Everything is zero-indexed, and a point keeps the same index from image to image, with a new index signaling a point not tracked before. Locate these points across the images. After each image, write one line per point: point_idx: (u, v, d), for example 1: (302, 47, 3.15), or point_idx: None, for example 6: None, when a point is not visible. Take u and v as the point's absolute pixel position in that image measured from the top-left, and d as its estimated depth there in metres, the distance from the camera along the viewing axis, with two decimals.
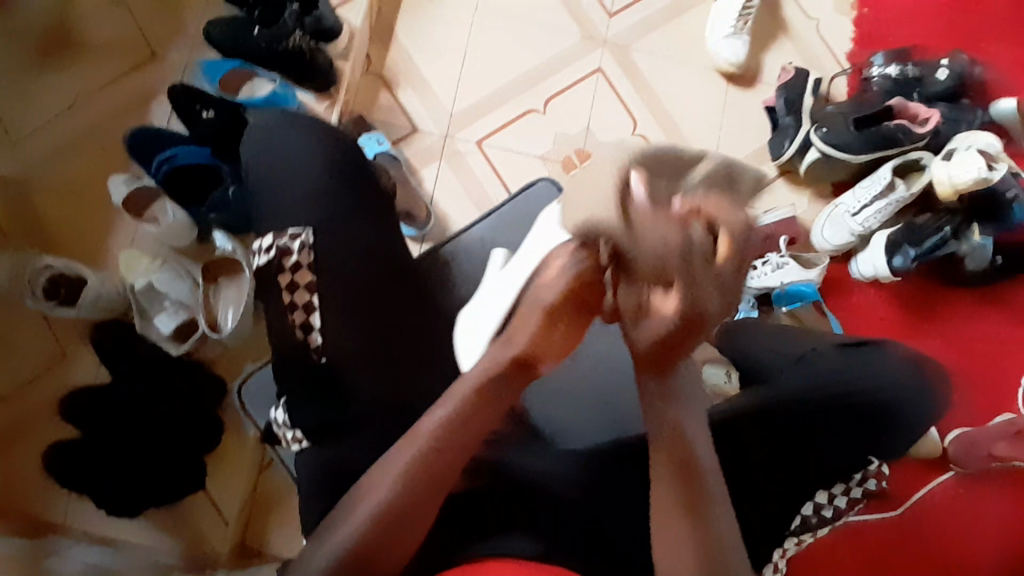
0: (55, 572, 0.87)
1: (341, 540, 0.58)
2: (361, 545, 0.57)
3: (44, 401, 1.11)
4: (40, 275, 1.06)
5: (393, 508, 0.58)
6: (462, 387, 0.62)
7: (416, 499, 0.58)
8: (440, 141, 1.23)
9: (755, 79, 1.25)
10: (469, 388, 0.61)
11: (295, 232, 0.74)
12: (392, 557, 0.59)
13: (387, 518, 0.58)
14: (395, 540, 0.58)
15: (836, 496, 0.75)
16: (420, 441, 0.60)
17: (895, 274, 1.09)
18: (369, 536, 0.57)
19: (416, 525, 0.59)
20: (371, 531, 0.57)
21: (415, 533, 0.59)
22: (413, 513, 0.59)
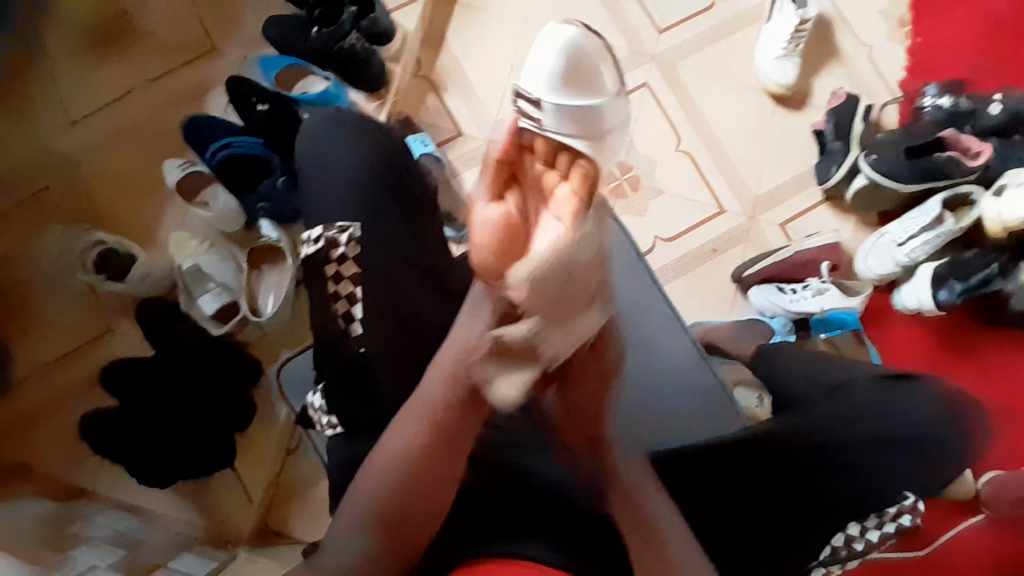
0: (85, 538, 0.91)
1: (357, 515, 0.61)
2: (384, 505, 0.60)
3: (87, 371, 1.15)
4: (93, 251, 1.11)
5: (400, 487, 0.60)
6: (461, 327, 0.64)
7: (443, 462, 0.62)
8: (483, 146, 1.25)
9: (803, 102, 1.24)
10: (478, 332, 0.63)
11: (343, 226, 0.77)
12: (417, 521, 0.62)
13: (397, 499, 0.60)
14: (411, 518, 0.61)
15: (869, 529, 0.74)
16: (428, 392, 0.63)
17: (938, 308, 1.07)
18: (392, 496, 0.60)
19: (427, 502, 0.62)
20: (393, 491, 0.60)
21: (430, 513, 0.62)
22: (418, 491, 0.61)
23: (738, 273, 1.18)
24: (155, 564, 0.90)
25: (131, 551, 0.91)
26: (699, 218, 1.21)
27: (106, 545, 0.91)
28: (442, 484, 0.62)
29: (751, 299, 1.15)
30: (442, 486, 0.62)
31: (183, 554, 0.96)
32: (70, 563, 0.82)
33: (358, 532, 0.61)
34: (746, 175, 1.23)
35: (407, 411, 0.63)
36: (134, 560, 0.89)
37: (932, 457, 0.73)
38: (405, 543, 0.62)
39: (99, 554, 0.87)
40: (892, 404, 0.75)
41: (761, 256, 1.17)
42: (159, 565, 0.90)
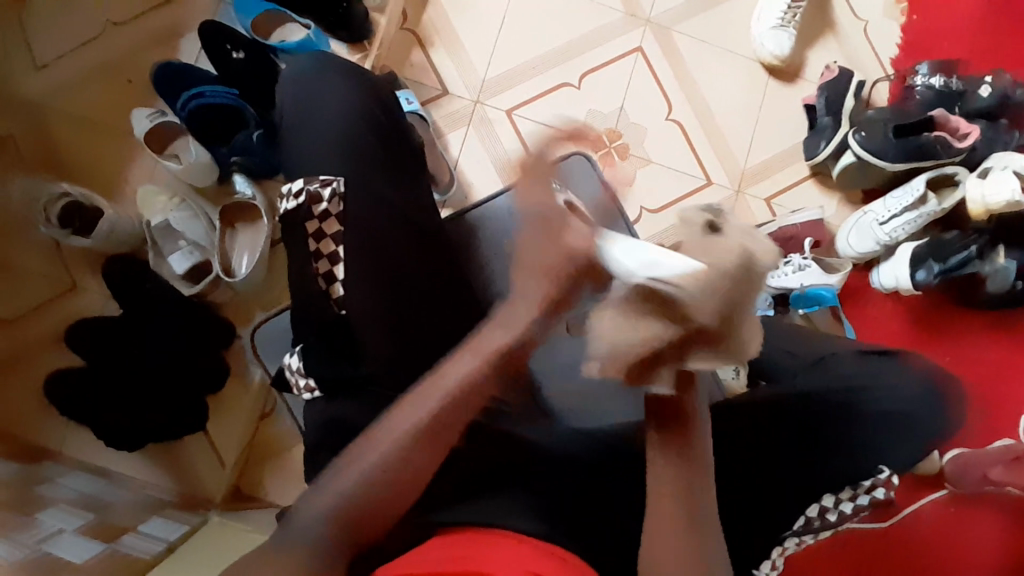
0: (51, 499, 0.90)
1: (340, 491, 0.56)
2: (351, 502, 0.56)
3: (50, 329, 1.10)
4: (58, 203, 1.05)
5: (373, 491, 0.56)
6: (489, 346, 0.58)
7: (416, 464, 0.57)
8: (469, 106, 1.21)
9: (796, 75, 1.22)
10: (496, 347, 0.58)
11: (326, 179, 0.73)
12: (386, 512, 0.57)
13: (383, 480, 0.56)
14: (404, 488, 0.57)
15: (843, 501, 0.73)
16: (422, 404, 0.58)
17: (915, 287, 1.08)
18: (361, 494, 0.56)
19: (411, 487, 0.58)
20: (364, 490, 0.56)
21: (405, 497, 0.58)
22: (418, 458, 0.57)
23: None
24: (124, 528, 0.91)
25: (99, 513, 0.92)
26: (686, 188, 1.20)
27: (72, 507, 0.91)
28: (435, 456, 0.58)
29: None
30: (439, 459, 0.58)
31: (153, 517, 0.97)
32: (35, 526, 0.83)
33: (339, 505, 0.56)
34: (736, 148, 1.22)
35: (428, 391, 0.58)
36: (102, 523, 0.90)
37: (907, 432, 0.74)
38: (386, 515, 0.57)
39: (67, 516, 0.88)
40: (870, 381, 0.76)
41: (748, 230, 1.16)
42: (129, 528, 0.91)
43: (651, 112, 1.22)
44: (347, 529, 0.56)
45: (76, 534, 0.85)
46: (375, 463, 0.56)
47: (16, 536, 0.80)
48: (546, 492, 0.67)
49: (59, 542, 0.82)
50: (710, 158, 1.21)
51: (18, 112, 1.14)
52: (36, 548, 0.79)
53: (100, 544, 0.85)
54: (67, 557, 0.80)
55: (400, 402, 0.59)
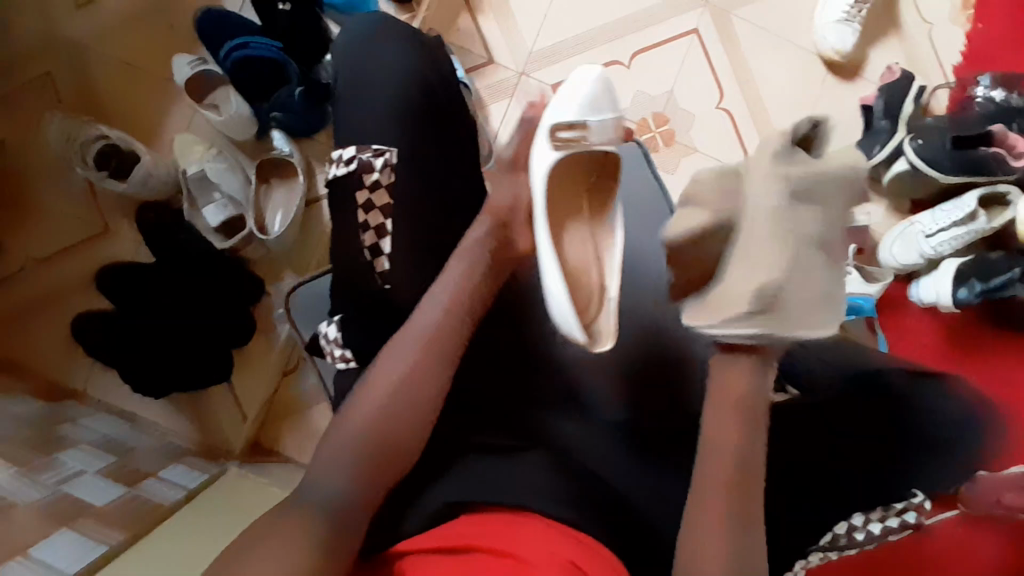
0: (73, 441, 0.93)
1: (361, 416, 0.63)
2: (371, 424, 0.62)
3: (83, 269, 1.12)
4: (94, 145, 1.05)
5: (382, 415, 0.63)
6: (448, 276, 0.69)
7: (417, 375, 0.64)
8: (514, 78, 1.18)
9: (856, 73, 1.17)
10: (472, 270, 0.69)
11: (379, 149, 0.72)
12: (400, 429, 0.63)
13: (399, 393, 0.63)
14: (412, 419, 0.63)
15: (873, 521, 0.70)
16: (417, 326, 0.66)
17: (955, 305, 1.06)
18: (378, 414, 0.62)
19: (418, 411, 0.64)
20: (383, 410, 0.63)
21: (415, 416, 0.63)
22: (417, 382, 0.64)
23: None
24: (144, 473, 0.93)
25: (121, 457, 0.94)
26: None
27: (94, 449, 0.94)
28: (434, 379, 0.65)
29: None
30: (441, 379, 0.65)
31: (173, 463, 0.99)
32: (57, 466, 0.86)
33: (356, 462, 0.61)
34: None
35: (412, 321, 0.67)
36: (123, 467, 0.92)
37: (944, 456, 0.72)
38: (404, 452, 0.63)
39: (87, 458, 0.90)
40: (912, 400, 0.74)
41: None
42: (150, 474, 0.93)
43: (701, 99, 1.18)
44: (375, 471, 0.61)
45: (97, 477, 0.87)
46: (389, 378, 0.64)
47: (37, 477, 0.83)
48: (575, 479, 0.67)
49: (79, 484, 0.84)
50: None
51: (60, 51, 1.13)
52: (56, 490, 0.81)
53: (121, 487, 0.87)
54: (90, 500, 0.82)
55: (380, 355, 0.66)
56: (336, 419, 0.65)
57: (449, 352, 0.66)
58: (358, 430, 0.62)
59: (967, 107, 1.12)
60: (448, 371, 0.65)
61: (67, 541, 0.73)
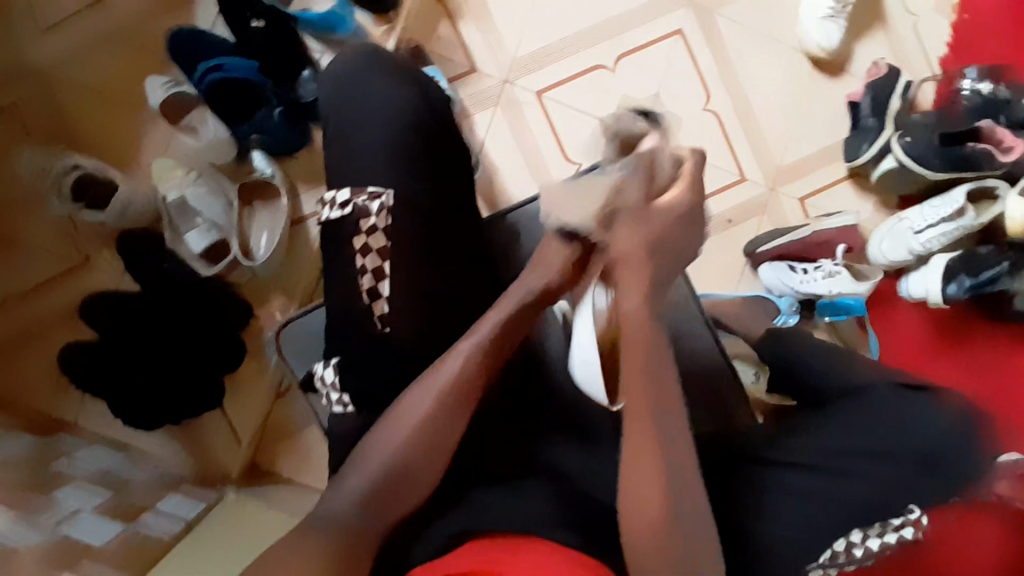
0: (69, 476, 0.91)
1: (379, 465, 0.62)
2: (392, 468, 0.62)
3: (70, 298, 1.10)
4: (68, 176, 1.03)
5: (400, 458, 0.62)
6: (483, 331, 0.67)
7: (434, 415, 0.64)
8: (498, 86, 1.16)
9: (842, 68, 1.17)
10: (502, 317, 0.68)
11: (375, 191, 0.71)
12: (422, 471, 0.63)
13: (420, 433, 0.63)
14: (427, 459, 0.63)
15: (871, 537, 0.71)
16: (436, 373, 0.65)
17: (943, 301, 1.05)
18: (398, 456, 0.62)
19: (440, 448, 0.64)
20: (401, 451, 0.63)
21: (432, 451, 0.63)
22: (438, 420, 0.64)
23: (751, 248, 1.14)
24: (141, 508, 0.91)
25: (118, 491, 0.92)
26: (720, 184, 1.17)
27: (90, 484, 0.91)
28: (455, 416, 0.64)
29: (761, 276, 1.12)
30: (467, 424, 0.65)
31: (170, 494, 0.97)
32: (55, 505, 0.84)
33: (380, 491, 0.62)
34: (773, 143, 1.17)
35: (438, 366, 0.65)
36: (123, 504, 0.90)
37: (943, 473, 0.71)
38: (421, 484, 0.63)
39: (83, 495, 0.88)
40: (912, 412, 0.73)
41: (778, 232, 1.13)
42: (148, 507, 0.92)
43: (688, 100, 1.17)
44: (398, 499, 0.62)
45: (95, 515, 0.86)
46: (409, 416, 0.64)
47: (37, 518, 0.80)
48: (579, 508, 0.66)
49: (77, 525, 0.82)
50: (746, 153, 1.17)
51: (35, 81, 1.11)
52: (57, 532, 0.79)
53: (118, 524, 0.86)
54: (90, 541, 0.81)
55: (402, 396, 0.65)
56: (358, 452, 0.64)
57: (473, 399, 0.65)
58: (382, 467, 0.62)
59: (955, 101, 1.12)
60: (471, 413, 0.65)
61: None
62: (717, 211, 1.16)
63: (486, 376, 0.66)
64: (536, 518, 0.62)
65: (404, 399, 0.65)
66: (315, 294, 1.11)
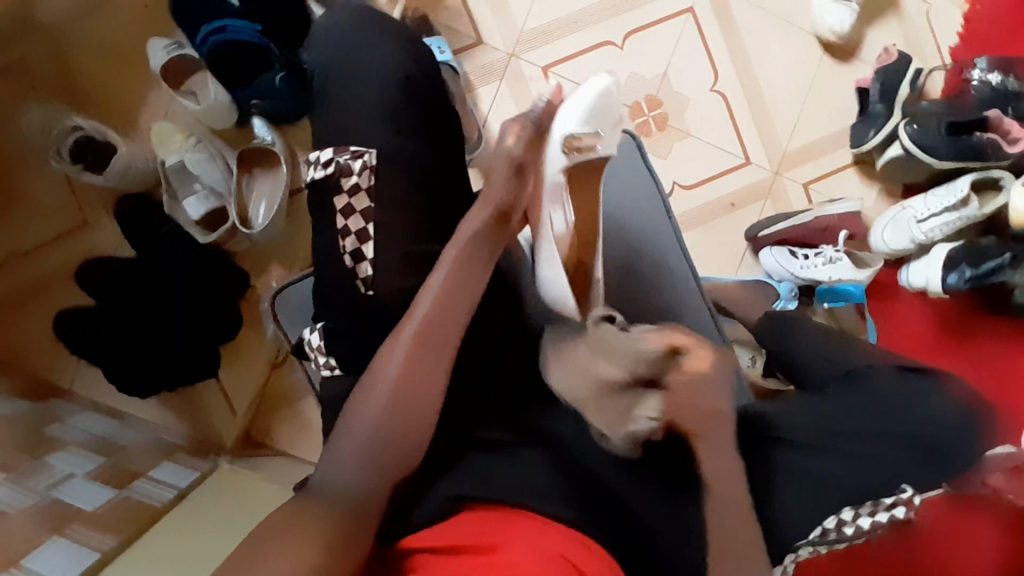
0: (61, 441, 0.90)
1: (366, 427, 0.61)
2: (379, 430, 0.61)
3: (65, 262, 1.09)
4: (69, 136, 1.02)
5: (385, 420, 0.62)
6: (436, 283, 0.67)
7: (413, 370, 0.64)
8: (505, 60, 1.14)
9: (852, 54, 1.15)
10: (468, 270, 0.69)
11: (358, 151, 0.70)
12: (409, 433, 0.62)
13: (407, 393, 0.63)
14: (414, 423, 0.63)
15: (862, 515, 0.69)
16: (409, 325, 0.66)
17: (943, 291, 1.05)
18: (383, 417, 0.62)
19: (422, 407, 0.63)
20: (388, 411, 0.62)
21: (420, 413, 0.63)
22: (417, 376, 0.64)
23: (753, 233, 1.14)
24: (135, 472, 0.90)
25: (110, 456, 0.92)
26: (725, 166, 1.16)
27: (82, 449, 0.91)
28: (435, 371, 0.65)
29: (761, 260, 1.12)
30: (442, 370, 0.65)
31: (164, 461, 0.96)
32: (46, 470, 0.83)
33: (369, 453, 0.60)
34: (780, 127, 1.16)
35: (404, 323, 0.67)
36: (115, 468, 0.89)
37: (936, 455, 0.70)
38: (407, 448, 0.62)
39: (76, 459, 0.87)
40: (908, 396, 0.73)
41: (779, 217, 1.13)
42: (141, 473, 0.91)
43: (697, 80, 1.16)
44: (385, 462, 0.61)
45: (86, 478, 0.84)
46: (394, 376, 0.63)
47: (27, 482, 0.80)
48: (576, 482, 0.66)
49: (69, 488, 0.81)
50: (752, 135, 1.16)
51: (32, 37, 1.08)
52: (48, 495, 0.79)
53: (111, 489, 0.84)
54: (79, 505, 0.79)
55: (374, 358, 0.65)
56: (339, 420, 0.63)
57: (443, 344, 0.66)
58: (367, 428, 0.61)
59: (963, 91, 1.11)
60: (444, 361, 0.66)
61: (59, 549, 0.70)
62: (720, 193, 1.15)
63: (453, 322, 0.67)
64: (533, 490, 0.62)
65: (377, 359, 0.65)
66: (313, 260, 1.10)
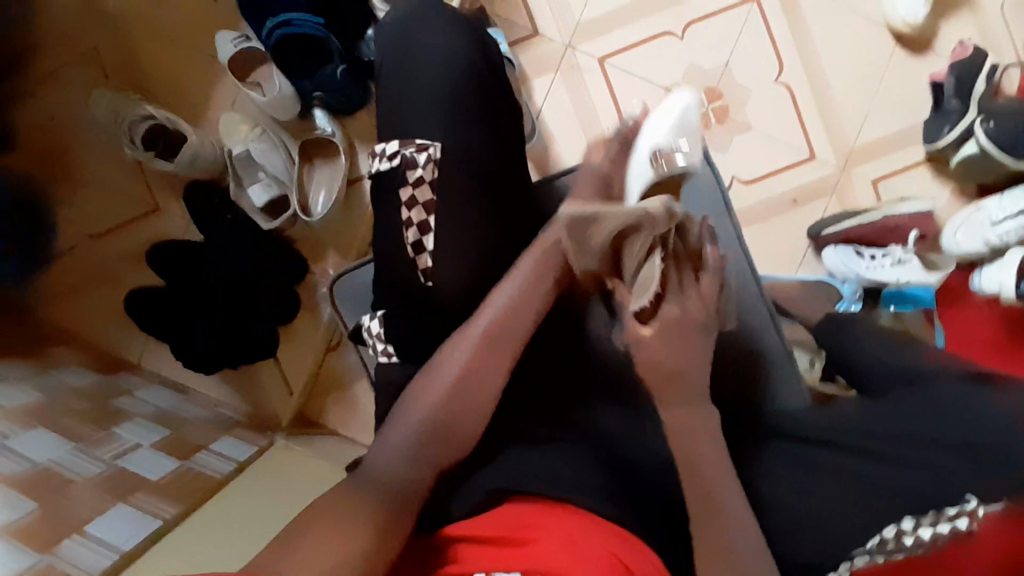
0: (129, 413, 0.97)
1: (416, 418, 0.64)
2: (434, 419, 0.64)
3: (139, 244, 1.16)
4: (142, 125, 1.07)
5: (440, 415, 0.64)
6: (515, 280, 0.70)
7: (473, 369, 0.66)
8: (560, 51, 1.14)
9: (926, 45, 1.10)
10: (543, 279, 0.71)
11: (422, 144, 0.71)
12: (466, 430, 0.65)
13: (461, 385, 0.65)
14: (470, 413, 0.65)
15: (922, 525, 0.63)
16: (474, 325, 0.68)
17: (1019, 299, 0.93)
18: (439, 407, 0.64)
19: (484, 406, 0.66)
20: (443, 404, 0.64)
21: (478, 412, 0.65)
22: (476, 373, 0.66)
23: (816, 231, 1.11)
24: (197, 445, 0.96)
25: (174, 429, 0.98)
26: (785, 162, 1.13)
27: (149, 421, 0.97)
28: (495, 368, 0.67)
29: (824, 258, 1.10)
30: (504, 372, 0.67)
31: (224, 436, 1.02)
32: (115, 439, 0.89)
33: (417, 443, 0.62)
34: (845, 122, 1.12)
35: (472, 322, 0.69)
36: (177, 440, 0.95)
37: (1006, 466, 0.63)
38: (461, 437, 0.64)
39: (141, 431, 0.93)
40: (975, 405, 0.68)
41: (847, 215, 1.10)
42: (201, 446, 0.96)
43: (757, 72, 1.13)
44: (432, 452, 0.63)
45: (151, 449, 0.90)
46: (454, 372, 0.66)
47: (95, 451, 0.85)
48: (616, 476, 0.66)
49: (135, 458, 0.87)
50: (815, 130, 1.12)
51: (116, 32, 1.15)
52: (112, 464, 0.84)
53: (173, 460, 0.90)
54: (144, 474, 0.84)
55: (439, 355, 0.68)
56: (399, 405, 0.66)
57: (508, 350, 0.68)
58: (418, 416, 0.64)
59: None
60: (507, 364, 0.67)
61: (126, 515, 0.75)
62: (777, 190, 1.13)
63: (519, 330, 0.68)
64: (573, 484, 0.62)
65: (443, 352, 0.68)
66: (368, 250, 1.13)
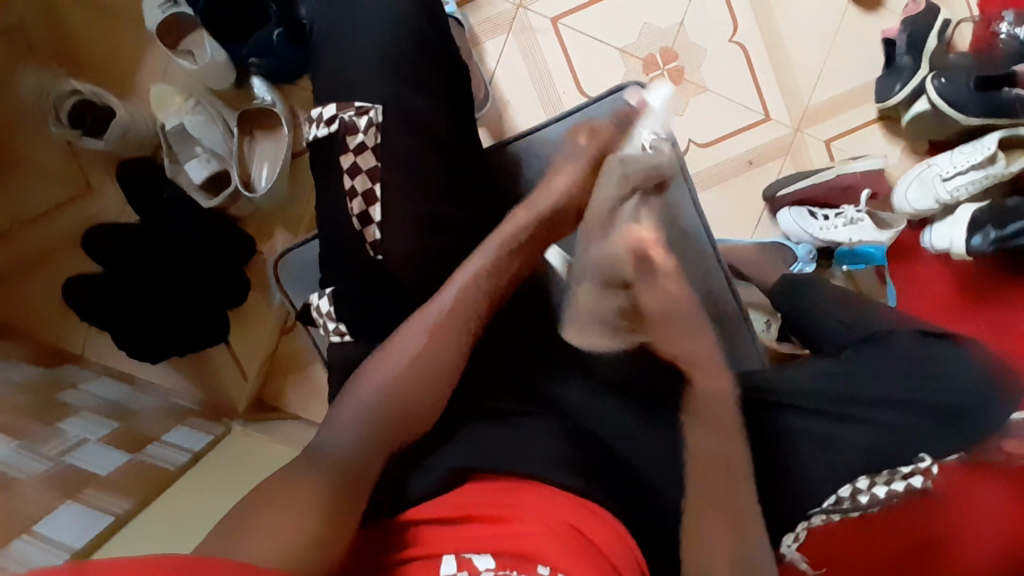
0: (74, 407, 0.91)
1: (365, 397, 0.59)
2: (383, 399, 0.59)
3: (71, 227, 1.09)
4: (68, 100, 1.00)
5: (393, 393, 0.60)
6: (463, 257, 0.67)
7: (423, 348, 0.62)
8: (511, 11, 1.09)
9: (879, 2, 1.08)
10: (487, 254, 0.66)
11: (362, 107, 0.67)
12: (414, 410, 0.61)
13: (412, 364, 0.61)
14: (420, 390, 0.61)
15: (877, 484, 0.67)
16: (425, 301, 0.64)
17: (968, 253, 0.98)
18: (392, 385, 0.60)
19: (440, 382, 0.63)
20: (394, 381, 0.60)
21: (428, 391, 0.61)
22: (427, 348, 0.62)
23: (772, 193, 1.09)
24: (149, 437, 0.91)
25: (124, 421, 0.93)
26: (742, 123, 1.11)
27: (96, 414, 0.92)
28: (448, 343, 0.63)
29: (778, 221, 1.08)
30: (452, 347, 0.63)
31: (178, 425, 0.97)
32: (60, 434, 0.84)
33: (367, 425, 0.58)
34: (801, 81, 1.11)
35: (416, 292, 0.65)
36: (128, 433, 0.90)
37: (957, 424, 0.68)
38: (413, 416, 0.60)
39: (88, 425, 0.88)
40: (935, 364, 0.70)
41: (801, 175, 1.08)
42: (153, 437, 0.91)
43: (713, 31, 1.10)
44: (385, 434, 0.58)
45: (100, 444, 0.85)
46: (403, 347, 0.62)
47: (39, 448, 0.80)
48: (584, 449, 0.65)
49: (82, 453, 0.82)
50: (772, 89, 1.11)
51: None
52: (60, 461, 0.79)
53: (125, 454, 0.85)
54: (92, 469, 0.79)
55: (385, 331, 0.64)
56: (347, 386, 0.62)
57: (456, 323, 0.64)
58: (371, 396, 0.59)
59: (992, 46, 1.03)
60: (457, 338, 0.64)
61: (74, 512, 0.70)
62: (734, 153, 1.11)
63: (465, 298, 0.64)
64: (539, 459, 0.61)
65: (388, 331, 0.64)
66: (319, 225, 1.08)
